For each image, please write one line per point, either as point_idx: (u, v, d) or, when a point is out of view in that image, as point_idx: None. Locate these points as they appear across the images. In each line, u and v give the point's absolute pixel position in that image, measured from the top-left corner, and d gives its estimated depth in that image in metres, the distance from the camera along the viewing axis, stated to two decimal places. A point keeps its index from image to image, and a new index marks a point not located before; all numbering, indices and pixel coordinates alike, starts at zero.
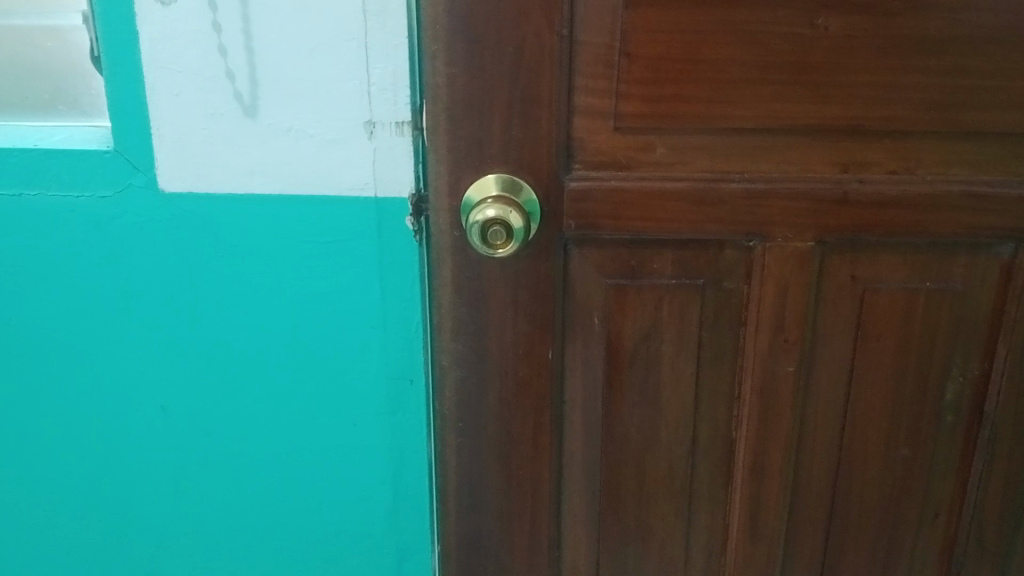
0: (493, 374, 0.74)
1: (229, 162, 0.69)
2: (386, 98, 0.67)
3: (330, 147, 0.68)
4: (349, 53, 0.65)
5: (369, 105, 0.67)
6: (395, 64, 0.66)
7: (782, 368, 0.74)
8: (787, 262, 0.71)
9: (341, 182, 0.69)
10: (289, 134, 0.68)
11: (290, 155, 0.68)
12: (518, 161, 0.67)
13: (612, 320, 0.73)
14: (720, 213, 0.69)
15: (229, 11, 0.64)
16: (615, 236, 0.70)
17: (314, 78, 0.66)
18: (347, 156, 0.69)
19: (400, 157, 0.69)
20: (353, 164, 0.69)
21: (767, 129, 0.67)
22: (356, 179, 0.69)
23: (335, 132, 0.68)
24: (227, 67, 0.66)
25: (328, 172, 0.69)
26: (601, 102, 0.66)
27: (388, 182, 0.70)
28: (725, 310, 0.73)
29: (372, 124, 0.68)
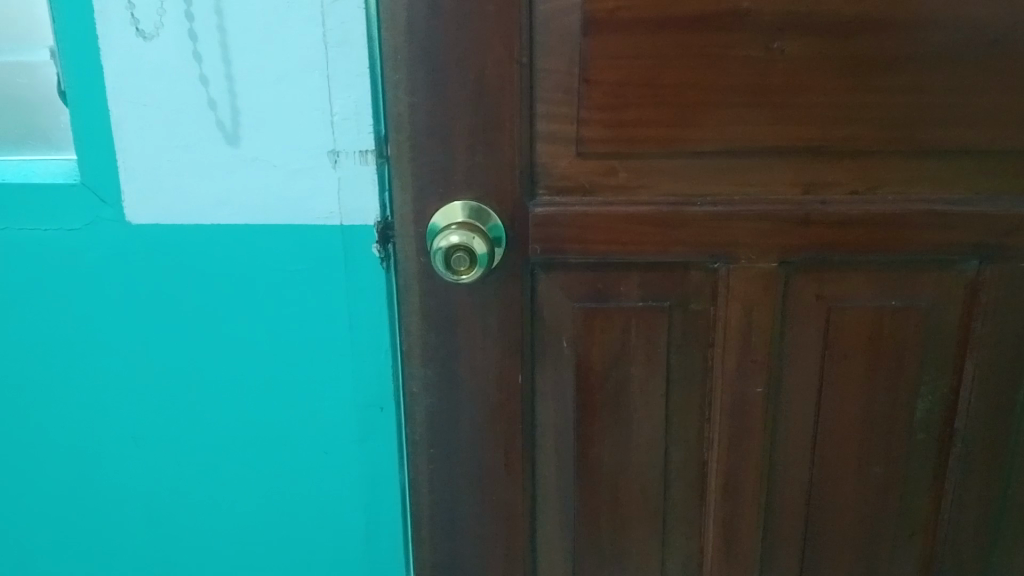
0: (464, 398, 0.74)
1: (200, 192, 0.69)
2: (350, 127, 0.68)
3: (296, 176, 0.69)
4: (313, 84, 0.66)
5: (333, 134, 0.68)
6: (358, 94, 0.67)
7: (752, 389, 0.74)
8: (753, 283, 0.71)
9: (307, 211, 0.70)
10: (257, 164, 0.68)
11: (255, 185, 0.69)
12: (483, 187, 0.68)
13: (581, 343, 0.73)
14: (683, 236, 0.70)
15: (197, 42, 0.65)
16: (582, 259, 0.70)
17: (278, 108, 0.67)
18: (313, 185, 0.69)
19: (365, 185, 0.69)
20: (320, 193, 0.69)
21: (728, 151, 0.68)
22: (323, 208, 0.70)
23: (301, 160, 0.68)
24: (206, 94, 0.66)
25: (294, 201, 0.69)
26: (564, 128, 0.67)
27: (353, 210, 0.70)
28: (693, 331, 0.73)
29: (336, 153, 0.68)
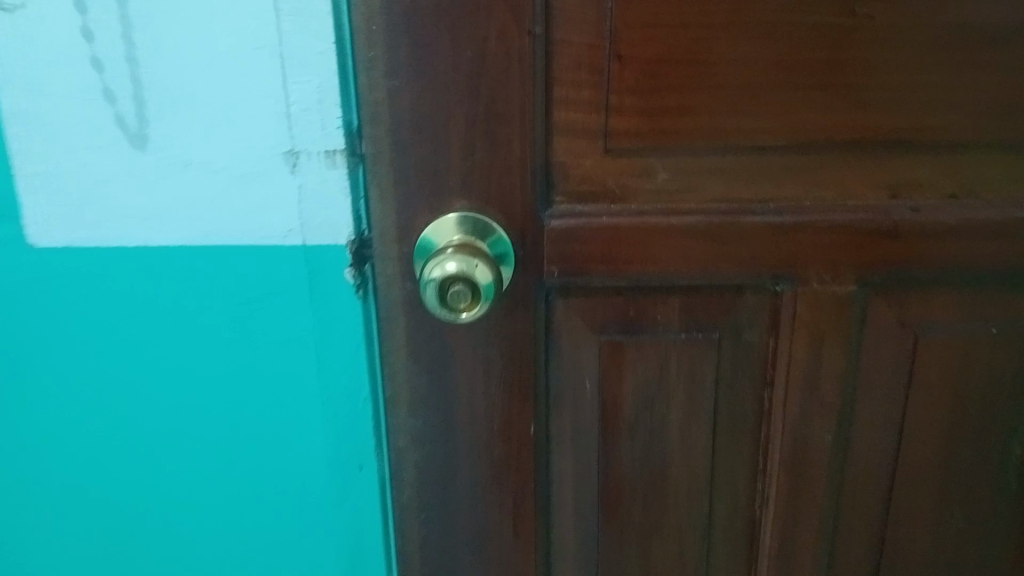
0: (462, 453, 0.59)
1: (106, 207, 0.54)
2: (311, 120, 0.52)
3: (242, 184, 0.54)
4: (261, 63, 0.51)
5: (289, 130, 0.52)
6: (317, 78, 0.51)
7: (818, 435, 0.61)
8: (823, 309, 0.57)
9: (255, 227, 0.55)
10: (188, 170, 0.53)
11: (190, 193, 0.54)
12: (484, 195, 0.53)
13: (607, 386, 0.59)
14: (737, 253, 0.55)
15: (105, 10, 0.49)
16: (609, 281, 0.56)
17: (217, 96, 0.51)
18: (267, 193, 0.54)
19: (333, 194, 0.54)
20: (275, 204, 0.54)
21: (795, 146, 0.53)
22: (279, 222, 0.55)
23: (247, 164, 0.53)
24: (108, 88, 0.51)
25: (240, 215, 0.55)
26: (587, 117, 0.52)
27: (318, 226, 0.55)
28: (745, 367, 0.59)
29: (294, 153, 0.53)
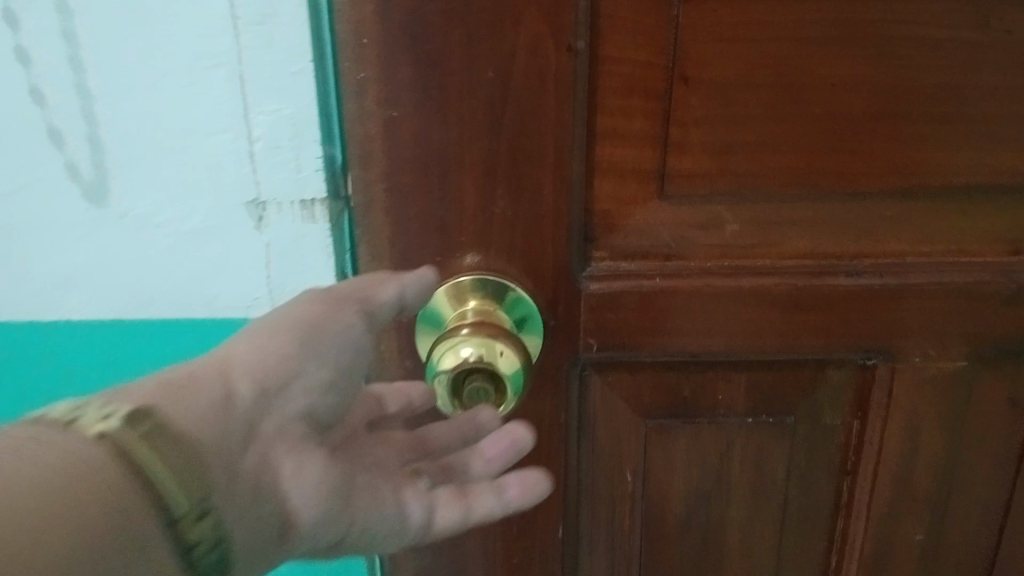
0: (471, 563, 0.48)
1: (16, 272, 0.42)
2: (282, 160, 0.39)
3: (201, 248, 0.41)
4: (221, 92, 0.38)
5: (253, 170, 0.39)
6: (289, 104, 0.38)
7: (905, 534, 0.50)
8: (923, 388, 0.46)
9: (213, 301, 0.43)
10: (116, 233, 0.41)
11: (129, 258, 0.41)
12: (506, 253, 0.41)
13: (653, 477, 0.48)
14: (824, 322, 0.44)
15: (21, 11, 0.36)
16: (659, 356, 0.45)
17: (173, 129, 0.38)
18: (235, 258, 0.42)
19: (311, 255, 0.41)
20: (237, 273, 0.42)
21: (901, 192, 0.42)
22: (242, 294, 0.43)
23: (202, 222, 0.41)
24: (44, 118, 0.38)
25: (190, 287, 0.42)
26: (638, 155, 0.40)
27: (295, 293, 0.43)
28: (821, 453, 0.48)
29: (260, 204, 0.40)
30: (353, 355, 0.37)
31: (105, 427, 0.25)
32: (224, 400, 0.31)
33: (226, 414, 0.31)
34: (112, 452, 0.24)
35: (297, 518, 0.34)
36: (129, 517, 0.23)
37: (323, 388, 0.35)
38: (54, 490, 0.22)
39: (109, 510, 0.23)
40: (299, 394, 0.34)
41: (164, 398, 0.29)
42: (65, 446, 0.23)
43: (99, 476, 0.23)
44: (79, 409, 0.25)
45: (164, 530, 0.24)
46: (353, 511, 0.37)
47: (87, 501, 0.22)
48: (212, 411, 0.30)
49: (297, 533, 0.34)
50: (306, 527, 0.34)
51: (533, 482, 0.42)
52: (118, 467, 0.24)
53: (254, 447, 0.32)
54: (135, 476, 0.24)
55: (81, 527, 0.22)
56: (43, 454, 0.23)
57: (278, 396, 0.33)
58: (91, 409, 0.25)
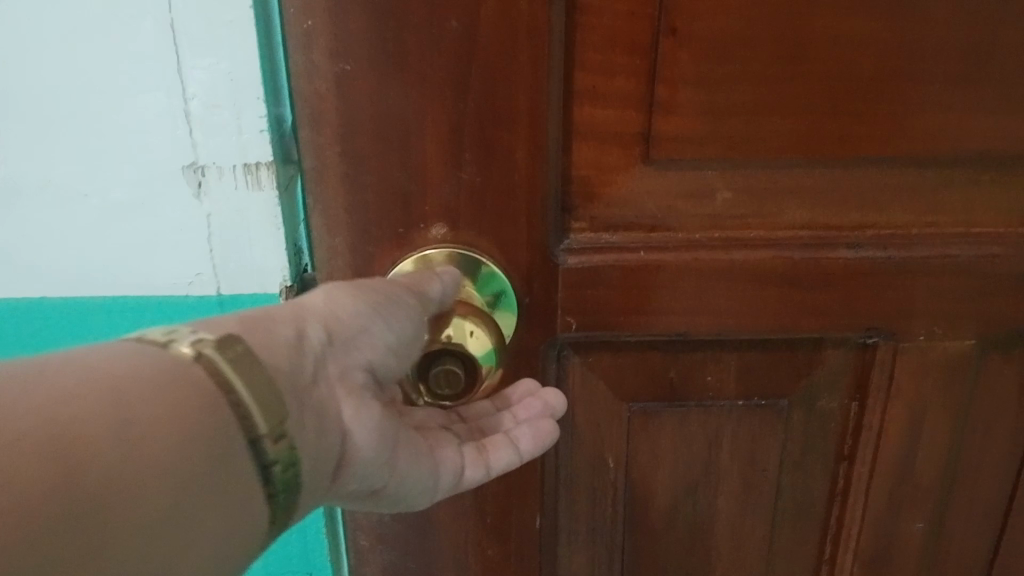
0: (442, 558, 0.45)
1: None
2: (220, 121, 0.35)
3: (121, 219, 0.36)
4: (136, 41, 0.33)
5: (189, 132, 0.35)
6: (227, 58, 0.33)
7: (905, 525, 0.47)
8: (928, 372, 0.43)
9: (143, 276, 0.38)
10: (27, 205, 0.36)
11: (40, 228, 0.36)
12: (475, 225, 0.38)
13: (637, 465, 0.45)
14: (823, 300, 0.41)
15: None
16: (645, 337, 0.41)
17: (73, 86, 0.34)
18: (167, 230, 0.37)
19: (253, 225, 0.37)
20: (170, 245, 0.37)
21: (909, 157, 0.38)
22: (177, 269, 0.38)
23: (129, 190, 0.36)
24: None
25: (118, 264, 0.37)
26: (621, 116, 0.37)
27: (237, 270, 0.38)
28: (817, 439, 0.45)
29: (198, 168, 0.35)
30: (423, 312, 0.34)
31: (200, 348, 0.25)
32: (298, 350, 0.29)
33: (300, 358, 0.29)
34: (198, 382, 0.24)
35: (352, 460, 0.32)
36: (217, 445, 0.24)
37: (390, 341, 0.33)
38: (165, 414, 0.22)
39: (203, 435, 0.23)
40: (363, 342, 0.32)
41: (246, 330, 0.28)
42: (163, 367, 0.24)
43: (194, 398, 0.24)
44: (176, 331, 0.25)
45: (245, 445, 0.25)
46: (397, 459, 0.33)
47: (186, 431, 0.23)
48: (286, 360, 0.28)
49: (352, 466, 0.32)
50: (360, 464, 0.32)
51: (545, 437, 0.37)
52: (207, 391, 0.24)
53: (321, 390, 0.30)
54: (223, 397, 0.25)
55: (190, 446, 0.23)
56: (156, 371, 0.23)
57: (345, 345, 0.31)
58: (188, 330, 0.26)
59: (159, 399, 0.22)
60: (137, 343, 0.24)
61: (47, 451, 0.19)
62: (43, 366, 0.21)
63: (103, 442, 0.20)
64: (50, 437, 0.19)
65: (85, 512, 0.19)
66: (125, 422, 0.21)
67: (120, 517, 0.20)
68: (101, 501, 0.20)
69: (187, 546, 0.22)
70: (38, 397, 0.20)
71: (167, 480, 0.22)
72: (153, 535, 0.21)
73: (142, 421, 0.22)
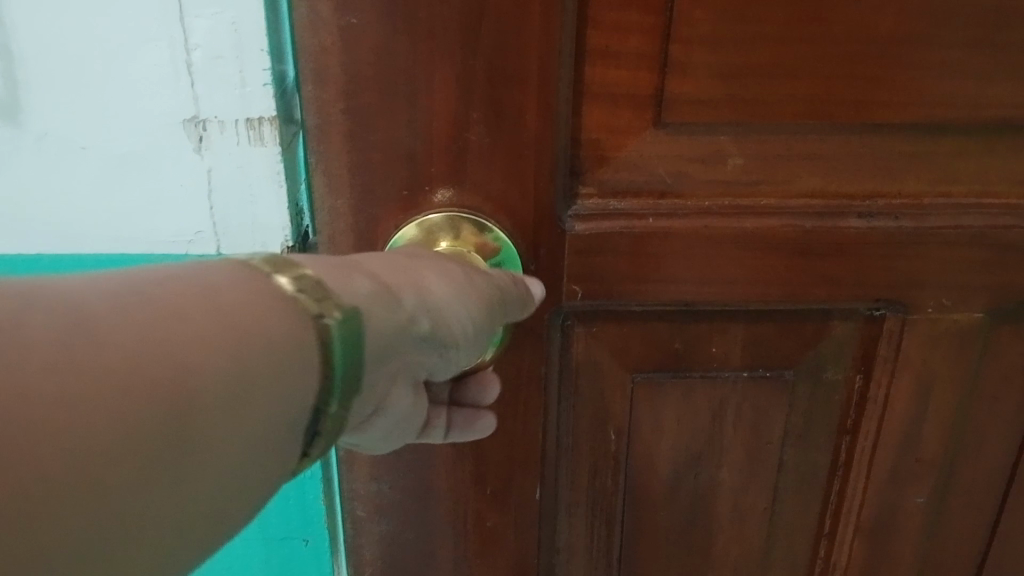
0: (441, 528, 0.44)
1: None
2: (224, 73, 0.33)
3: (122, 176, 0.35)
4: None
5: (191, 84, 0.33)
6: (233, 8, 0.32)
7: (907, 498, 0.47)
8: (935, 344, 0.43)
9: (145, 237, 0.36)
10: (21, 150, 0.34)
11: (39, 182, 0.35)
12: (482, 189, 0.37)
13: (639, 436, 0.44)
14: (834, 270, 0.40)
15: None
16: (652, 306, 0.41)
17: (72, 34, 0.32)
18: (172, 187, 0.35)
19: (256, 182, 0.35)
20: (176, 203, 0.35)
21: (923, 124, 0.38)
22: (180, 230, 0.36)
23: (127, 143, 0.34)
24: None
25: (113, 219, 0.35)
26: (634, 77, 0.36)
27: (238, 229, 0.36)
28: (821, 412, 0.45)
29: (200, 122, 0.34)
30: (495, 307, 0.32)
31: (324, 314, 0.23)
32: (395, 342, 0.27)
33: (392, 345, 0.27)
34: (305, 344, 0.23)
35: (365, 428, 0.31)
36: (286, 416, 0.22)
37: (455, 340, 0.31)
38: (258, 367, 0.21)
39: (279, 399, 0.22)
40: (442, 335, 0.30)
41: (369, 300, 0.26)
42: (281, 323, 0.22)
43: (291, 361, 0.22)
44: (308, 282, 0.24)
45: (309, 420, 0.24)
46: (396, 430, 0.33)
47: (269, 391, 0.21)
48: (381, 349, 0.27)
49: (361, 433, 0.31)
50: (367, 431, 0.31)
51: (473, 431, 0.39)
52: (307, 363, 0.23)
53: (386, 376, 0.28)
54: (314, 369, 0.23)
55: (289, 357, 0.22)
56: (262, 314, 0.22)
57: (430, 337, 0.29)
58: (318, 282, 0.24)
59: (262, 304, 0.22)
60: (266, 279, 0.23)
61: (165, 350, 0.19)
62: (146, 285, 0.20)
63: (216, 343, 0.20)
64: (164, 339, 0.19)
65: (161, 462, 0.18)
66: (233, 334, 0.20)
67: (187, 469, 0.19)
68: (180, 448, 0.19)
69: (234, 506, 0.21)
70: (145, 302, 0.19)
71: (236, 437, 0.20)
72: (210, 493, 0.20)
73: (248, 337, 0.21)
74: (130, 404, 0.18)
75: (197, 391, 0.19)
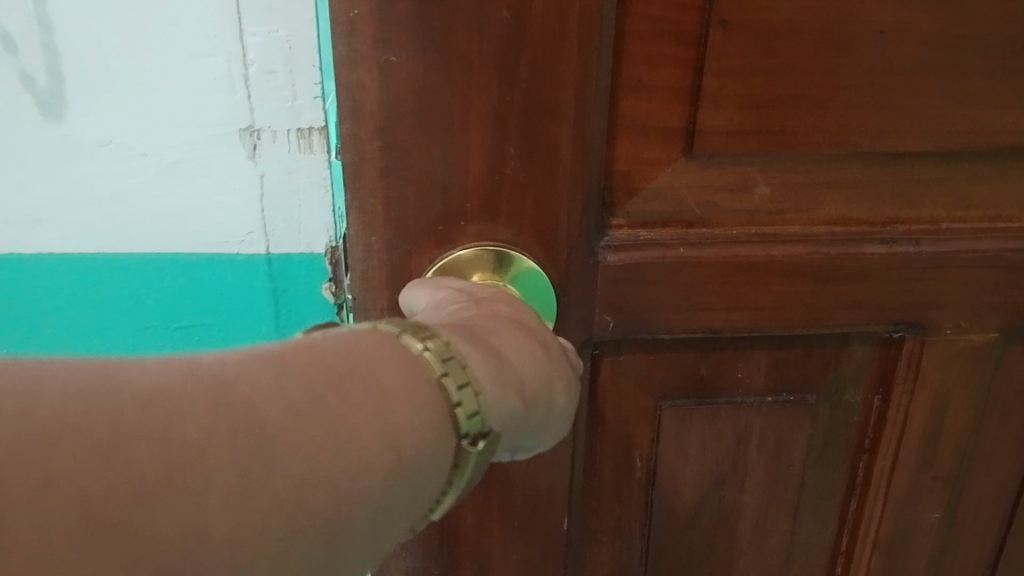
0: (469, 564, 0.43)
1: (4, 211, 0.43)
2: (276, 87, 0.41)
3: (185, 181, 0.43)
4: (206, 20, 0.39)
5: (247, 98, 0.41)
6: (286, 26, 0.40)
7: (923, 515, 0.47)
8: (952, 363, 0.43)
9: (203, 233, 0.44)
10: (81, 150, 0.42)
11: (117, 185, 0.43)
12: (515, 223, 0.36)
13: (664, 462, 0.44)
14: (857, 294, 0.41)
15: None
16: (680, 333, 0.41)
17: (150, 67, 0.40)
18: (229, 188, 0.43)
19: (299, 189, 0.43)
20: (232, 205, 0.44)
21: (943, 151, 0.38)
22: (232, 227, 0.44)
23: (182, 150, 0.42)
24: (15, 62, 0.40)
25: (166, 213, 0.44)
26: (665, 109, 0.36)
27: (285, 229, 0.44)
28: (839, 432, 0.45)
29: (254, 131, 0.42)
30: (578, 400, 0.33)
31: (459, 403, 0.26)
32: (526, 411, 0.29)
33: (523, 415, 0.29)
34: (442, 430, 0.25)
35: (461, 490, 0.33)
36: (412, 511, 0.25)
37: (560, 409, 0.32)
38: (389, 464, 0.23)
39: (418, 471, 0.24)
40: (553, 409, 0.31)
41: (501, 377, 0.28)
42: (437, 431, 0.25)
43: (429, 438, 0.25)
44: (468, 394, 0.26)
45: (443, 489, 0.26)
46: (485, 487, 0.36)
47: (397, 492, 0.24)
48: (514, 420, 0.29)
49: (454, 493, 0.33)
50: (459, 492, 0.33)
51: None
52: (438, 445, 0.25)
53: (517, 441, 0.31)
54: (449, 447, 0.26)
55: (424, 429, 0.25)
56: (418, 386, 0.25)
57: (548, 411, 0.31)
58: (475, 393, 0.26)
59: (411, 374, 0.25)
60: (434, 383, 0.25)
61: (303, 410, 0.21)
62: (293, 357, 0.23)
63: (355, 410, 0.23)
64: (303, 402, 0.22)
65: (273, 530, 0.20)
66: (376, 400, 0.23)
67: (300, 534, 0.21)
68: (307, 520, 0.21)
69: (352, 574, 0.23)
70: (290, 365, 0.22)
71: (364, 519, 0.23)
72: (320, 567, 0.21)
73: (389, 405, 0.24)
74: (212, 460, 0.19)
75: (323, 461, 0.21)
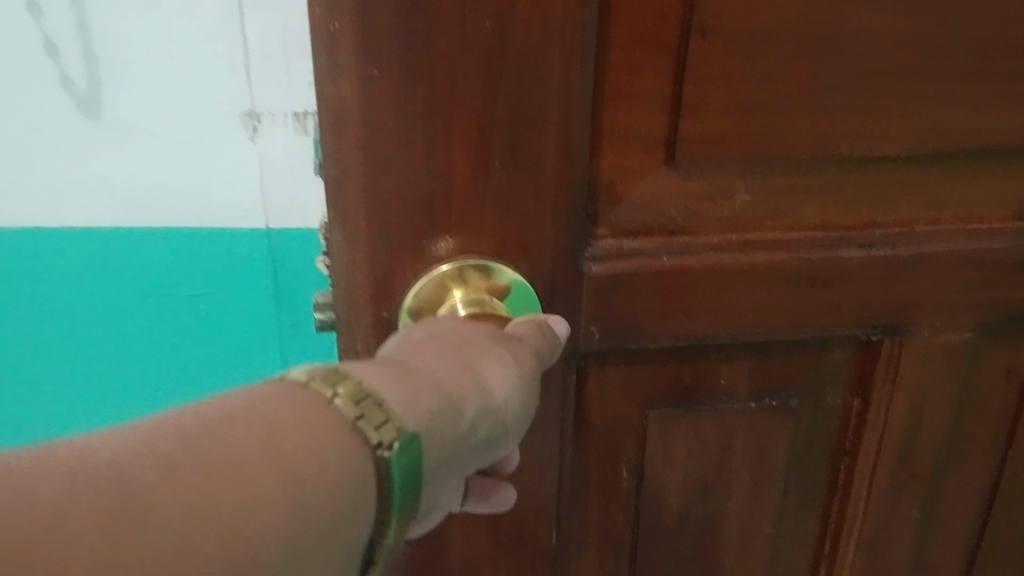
0: None
1: (63, 188, 0.59)
2: (270, 76, 0.56)
3: (201, 161, 0.59)
4: (212, 33, 0.54)
5: (249, 92, 0.56)
6: (275, 23, 0.54)
7: (903, 511, 0.48)
8: (928, 362, 0.44)
9: (216, 206, 0.61)
10: (117, 139, 0.58)
11: (147, 165, 0.59)
12: (499, 235, 0.36)
13: (649, 470, 0.44)
14: (836, 297, 0.41)
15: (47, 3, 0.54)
16: (664, 343, 0.41)
17: (170, 76, 0.55)
18: (235, 164, 0.59)
19: (296, 160, 0.58)
20: (241, 179, 0.60)
21: (917, 155, 0.39)
22: (241, 201, 0.60)
23: (190, 134, 0.58)
24: (58, 70, 0.55)
25: (185, 187, 0.60)
26: (646, 119, 0.36)
27: (281, 200, 0.60)
28: (820, 434, 0.46)
29: (255, 116, 0.57)
30: (530, 398, 0.34)
31: (361, 416, 0.26)
32: (447, 414, 0.30)
33: (448, 418, 0.30)
34: (350, 441, 0.26)
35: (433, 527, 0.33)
36: (349, 526, 0.25)
37: (499, 409, 0.32)
38: (298, 485, 0.24)
39: (336, 481, 0.25)
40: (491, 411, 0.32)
41: (405, 388, 0.29)
42: (344, 447, 0.26)
43: (334, 456, 0.25)
44: (370, 407, 0.27)
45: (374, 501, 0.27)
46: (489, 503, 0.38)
47: (316, 502, 0.24)
48: (434, 425, 0.29)
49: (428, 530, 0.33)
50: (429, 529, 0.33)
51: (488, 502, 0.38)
52: (348, 462, 0.26)
53: (462, 446, 0.31)
54: (364, 455, 0.26)
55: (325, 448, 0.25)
56: (311, 417, 0.25)
57: (483, 413, 0.31)
58: (377, 405, 0.27)
59: (301, 406, 0.25)
60: (326, 408, 0.26)
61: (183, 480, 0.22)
62: (187, 418, 0.24)
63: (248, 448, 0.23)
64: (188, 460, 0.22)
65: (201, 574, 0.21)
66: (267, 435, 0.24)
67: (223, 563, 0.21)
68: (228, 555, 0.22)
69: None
70: (175, 425, 0.23)
71: (289, 533, 0.23)
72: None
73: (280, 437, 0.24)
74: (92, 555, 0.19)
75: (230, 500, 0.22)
